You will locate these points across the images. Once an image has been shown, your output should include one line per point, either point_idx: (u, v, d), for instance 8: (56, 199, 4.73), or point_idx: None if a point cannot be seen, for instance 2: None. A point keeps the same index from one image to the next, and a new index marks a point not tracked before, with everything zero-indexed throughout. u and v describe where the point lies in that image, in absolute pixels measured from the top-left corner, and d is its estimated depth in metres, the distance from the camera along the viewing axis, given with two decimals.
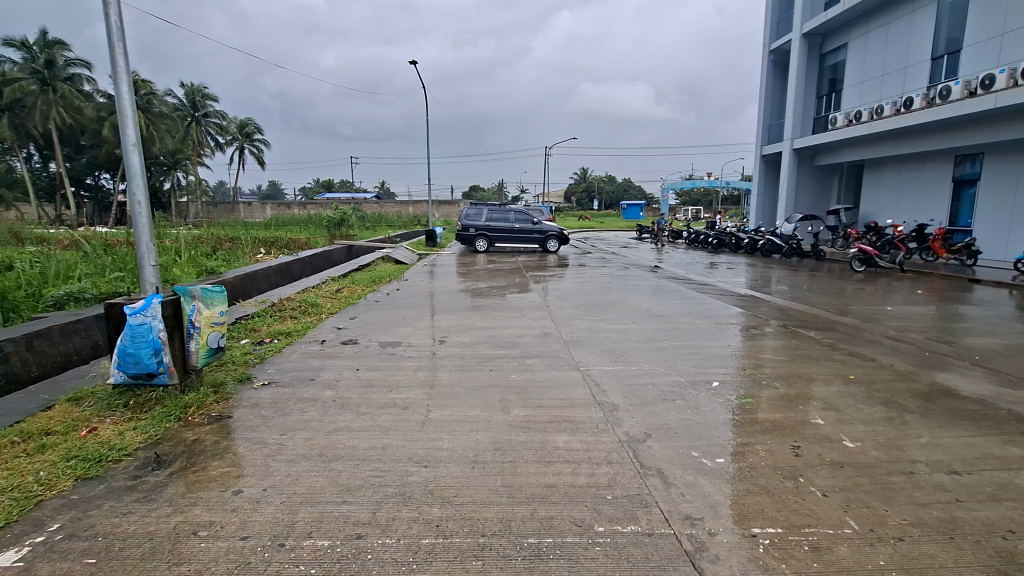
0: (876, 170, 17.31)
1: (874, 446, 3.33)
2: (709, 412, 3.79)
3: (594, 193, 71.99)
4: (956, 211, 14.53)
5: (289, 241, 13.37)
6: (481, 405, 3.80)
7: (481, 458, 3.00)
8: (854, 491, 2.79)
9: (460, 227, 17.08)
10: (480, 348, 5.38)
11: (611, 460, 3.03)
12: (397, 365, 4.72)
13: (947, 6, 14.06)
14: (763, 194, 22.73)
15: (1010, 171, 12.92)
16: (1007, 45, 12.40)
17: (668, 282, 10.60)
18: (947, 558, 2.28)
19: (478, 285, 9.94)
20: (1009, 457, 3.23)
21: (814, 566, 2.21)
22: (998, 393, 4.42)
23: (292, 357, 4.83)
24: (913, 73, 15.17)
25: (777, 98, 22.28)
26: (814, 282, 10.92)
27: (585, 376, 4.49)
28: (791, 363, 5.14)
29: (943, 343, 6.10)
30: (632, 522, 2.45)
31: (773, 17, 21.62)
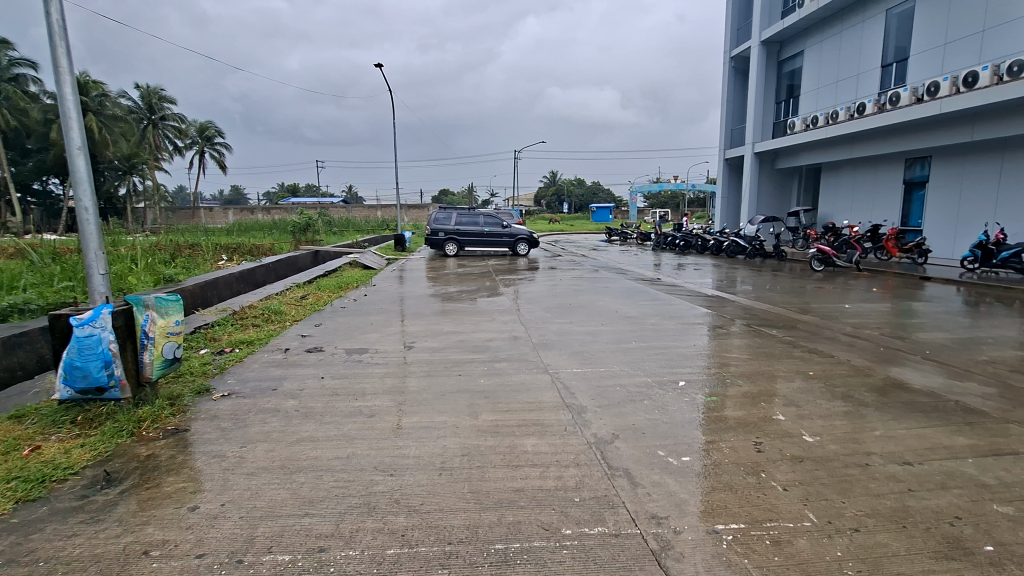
0: (833, 173, 17.98)
1: (833, 440, 3.44)
2: (675, 411, 3.85)
3: (564, 197, 72.62)
4: (907, 211, 15.19)
5: (253, 247, 13.04)
6: (450, 411, 3.77)
7: (449, 465, 2.97)
8: (813, 484, 2.88)
9: (429, 231, 16.94)
10: (449, 353, 5.34)
11: (579, 462, 3.05)
12: (363, 372, 4.65)
13: (894, 17, 14.76)
14: (727, 197, 23.33)
15: (956, 173, 13.60)
16: (950, 54, 13.09)
17: (637, 284, 10.74)
18: (899, 546, 2.36)
19: (448, 289, 9.86)
20: (957, 446, 3.38)
21: (776, 560, 2.25)
22: (947, 385, 4.63)
23: (254, 367, 4.70)
24: (865, 80, 15.85)
25: (738, 103, 22.93)
26: (777, 282, 11.25)
27: (553, 379, 4.51)
28: (755, 361, 5.28)
29: (897, 338, 6.37)
30: (600, 523, 2.46)
31: (733, 25, 22.28)
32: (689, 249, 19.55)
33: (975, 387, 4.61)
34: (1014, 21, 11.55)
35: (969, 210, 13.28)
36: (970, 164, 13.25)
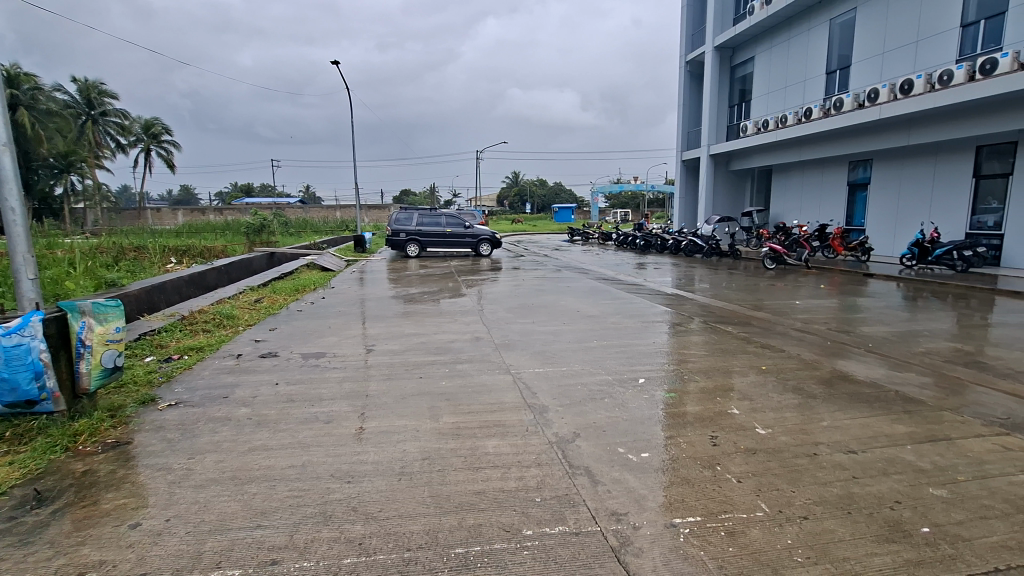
0: (783, 175, 18.73)
1: (783, 432, 3.57)
2: (635, 408, 3.91)
3: (527, 198, 73.00)
4: (851, 211, 15.97)
5: (204, 249, 12.51)
6: (411, 414, 3.71)
7: (408, 470, 2.92)
8: (764, 475, 2.97)
9: (390, 232, 16.69)
10: (411, 355, 5.27)
11: (540, 462, 3.06)
12: (321, 377, 4.52)
13: (838, 26, 15.50)
14: (684, 197, 23.97)
15: (895, 175, 14.38)
16: (887, 62, 13.83)
17: (598, 283, 10.89)
18: (845, 532, 2.47)
19: (410, 291, 9.72)
20: (897, 434, 3.57)
21: (730, 551, 2.31)
22: (887, 376, 4.89)
23: (204, 374, 4.49)
24: (811, 85, 16.57)
25: (694, 106, 23.58)
26: (732, 280, 11.61)
27: (515, 379, 4.51)
28: (712, 357, 5.43)
29: (843, 332, 6.68)
30: (560, 523, 2.46)
31: (687, 30, 22.92)
32: (649, 249, 19.96)
33: (913, 378, 4.88)
34: (945, 33, 12.31)
35: (907, 210, 14.08)
36: (906, 167, 14.04)
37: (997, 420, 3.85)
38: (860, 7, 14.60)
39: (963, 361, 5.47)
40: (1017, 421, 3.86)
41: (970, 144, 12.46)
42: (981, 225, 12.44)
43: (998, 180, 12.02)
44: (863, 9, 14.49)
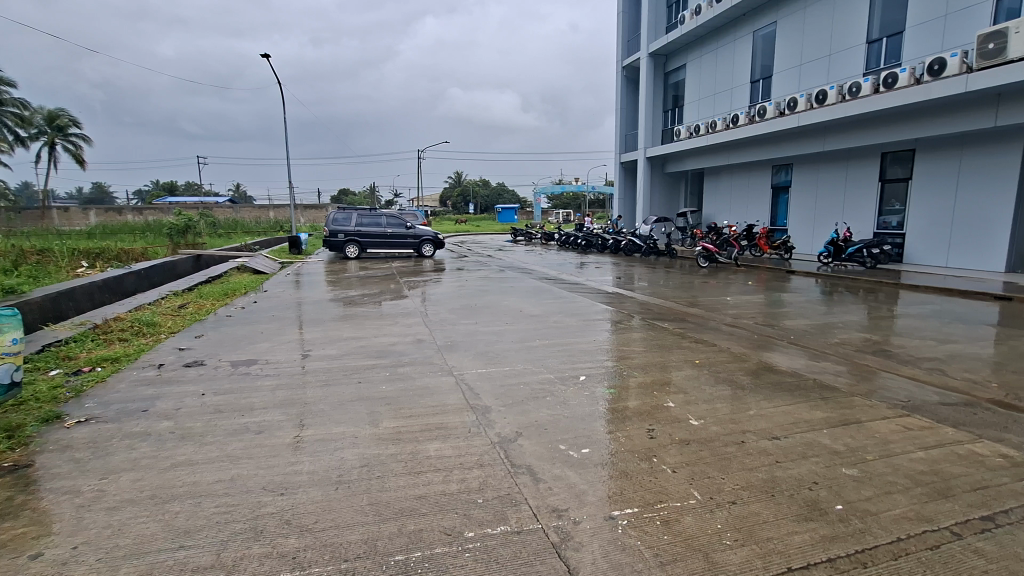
0: (713, 177, 19.69)
1: (714, 422, 3.75)
2: (576, 405, 3.99)
3: (470, 198, 72.84)
4: (775, 212, 17.03)
5: (120, 252, 11.59)
6: (349, 420, 3.60)
7: (346, 478, 2.83)
8: (698, 465, 3.11)
9: (328, 232, 16.15)
10: (349, 360, 5.12)
11: (482, 463, 3.05)
12: (252, 386, 4.28)
13: (760, 38, 16.51)
14: (623, 198, 24.72)
15: (813, 178, 15.44)
16: (805, 73, 14.84)
17: (541, 283, 11.00)
18: (769, 514, 2.63)
19: (349, 293, 9.46)
20: (815, 419, 3.84)
21: (665, 539, 2.40)
22: (807, 366, 5.25)
23: (120, 388, 4.15)
24: (737, 93, 17.53)
25: (630, 110, 24.34)
26: (669, 278, 12.07)
27: (458, 381, 4.47)
28: (649, 352, 5.63)
29: (768, 326, 7.12)
30: (502, 523, 2.47)
31: (624, 36, 23.63)
32: (589, 248, 20.43)
33: (829, 366, 5.27)
34: (853, 48, 13.38)
35: (824, 211, 15.17)
36: (822, 171, 15.13)
37: (899, 403, 4.23)
38: (779, 21, 15.60)
39: (872, 350, 5.96)
40: (917, 403, 4.25)
41: (876, 151, 13.60)
42: (887, 225, 13.62)
43: (900, 185, 13.20)
44: (782, 23, 15.50)
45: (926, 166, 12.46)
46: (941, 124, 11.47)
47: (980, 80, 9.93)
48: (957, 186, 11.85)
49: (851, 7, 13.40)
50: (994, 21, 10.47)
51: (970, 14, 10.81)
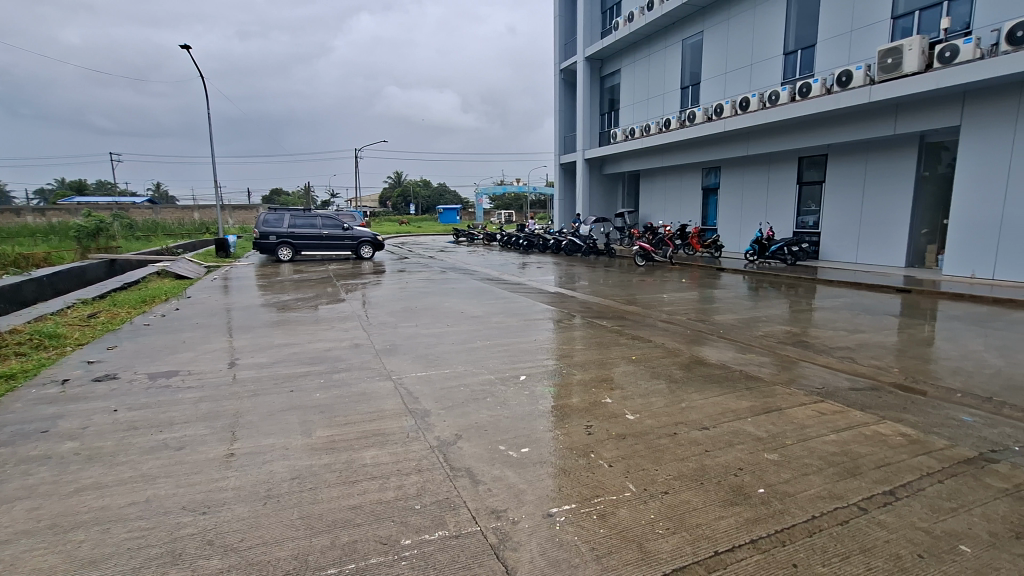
0: (649, 178, 20.41)
1: (649, 416, 3.88)
2: (515, 405, 4.01)
3: (411, 198, 71.62)
4: (706, 212, 17.90)
5: (18, 258, 10.52)
6: (281, 431, 3.45)
7: (275, 492, 2.70)
8: (632, 458, 3.21)
9: (258, 234, 15.41)
10: (281, 367, 4.91)
11: (421, 468, 3.00)
12: (171, 400, 3.99)
13: (689, 47, 17.28)
14: (563, 198, 25.14)
15: (739, 180, 16.34)
16: (730, 81, 15.67)
17: (482, 284, 10.98)
18: (698, 501, 2.75)
19: (282, 298, 9.05)
20: (741, 408, 4.06)
21: (601, 533, 2.46)
22: (735, 358, 5.55)
23: (15, 408, 3.76)
24: (669, 99, 18.27)
25: (568, 113, 24.82)
26: (608, 277, 12.40)
27: (396, 386, 4.38)
28: (589, 350, 5.75)
29: (700, 321, 7.47)
30: (439, 528, 2.44)
31: (560, 40, 24.06)
32: (531, 248, 20.64)
33: (754, 358, 5.59)
34: (772, 59, 14.30)
35: (749, 212, 16.08)
36: (747, 173, 16.04)
37: (815, 390, 4.56)
38: (706, 31, 16.40)
39: (792, 341, 6.38)
40: (830, 389, 4.59)
41: (794, 155, 14.58)
42: (804, 225, 14.61)
43: (816, 187, 14.22)
44: (708, 33, 16.29)
45: (837, 171, 13.50)
46: (850, 131, 12.47)
47: (881, 91, 10.88)
48: (864, 188, 12.91)
49: (770, 21, 14.29)
50: (891, 38, 11.50)
51: (872, 32, 11.82)
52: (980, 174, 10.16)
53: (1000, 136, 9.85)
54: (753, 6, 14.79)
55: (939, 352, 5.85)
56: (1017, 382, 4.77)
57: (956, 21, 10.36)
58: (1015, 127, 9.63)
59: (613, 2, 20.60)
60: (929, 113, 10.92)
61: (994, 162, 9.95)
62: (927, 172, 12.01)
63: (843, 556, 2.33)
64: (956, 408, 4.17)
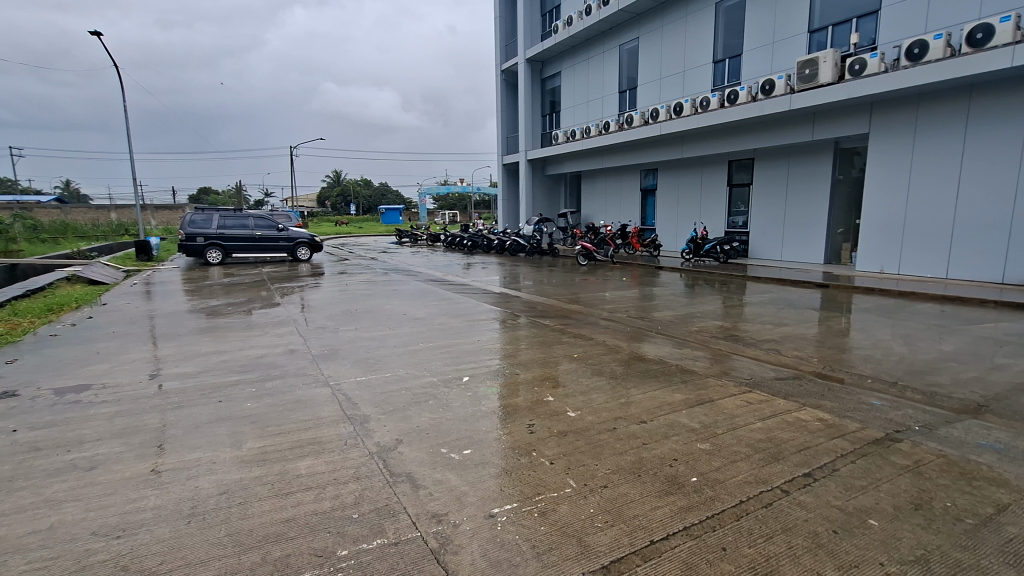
0: (590, 180, 20.86)
1: (589, 412, 3.96)
2: (458, 407, 3.99)
3: (351, 198, 69.60)
4: (645, 213, 18.52)
5: None
6: (209, 444, 3.26)
7: (200, 509, 2.55)
8: (573, 454, 3.27)
9: (184, 235, 14.50)
10: (209, 377, 4.64)
11: (358, 476, 2.92)
12: (81, 417, 3.67)
13: (626, 52, 17.80)
14: (507, 199, 25.25)
15: (675, 182, 17.00)
16: (665, 86, 16.26)
17: (426, 285, 10.83)
18: (635, 493, 2.83)
19: (210, 303, 8.54)
20: (676, 401, 4.23)
21: (542, 530, 2.49)
22: (671, 353, 5.78)
23: None
24: (608, 102, 18.75)
25: (510, 113, 24.95)
26: (551, 277, 12.56)
27: (334, 392, 4.24)
28: (532, 349, 5.80)
29: (640, 318, 7.72)
30: (378, 536, 2.39)
31: (501, 41, 24.14)
32: (476, 249, 20.61)
33: (690, 352, 5.84)
34: (702, 67, 14.99)
35: (685, 212, 16.78)
36: (682, 175, 16.73)
37: (744, 380, 4.82)
38: (641, 38, 16.95)
39: (724, 335, 6.72)
40: (757, 379, 4.88)
41: (725, 158, 15.34)
42: (735, 224, 15.42)
43: (745, 189, 15.04)
44: (643, 40, 16.85)
45: (763, 174, 14.35)
46: (773, 136, 13.28)
47: (801, 100, 11.63)
48: (787, 191, 13.78)
49: (700, 30, 14.97)
50: (809, 50, 12.34)
51: (791, 43, 12.63)
52: (886, 178, 11.11)
53: (902, 143, 10.81)
54: (684, 15, 15.43)
55: (853, 342, 6.33)
56: (918, 367, 5.25)
57: (864, 36, 11.24)
58: (914, 136, 10.59)
59: (552, 5, 20.89)
60: (841, 121, 11.81)
61: (897, 167, 10.91)
62: (842, 176, 12.97)
63: (768, 537, 2.47)
64: (867, 393, 4.54)
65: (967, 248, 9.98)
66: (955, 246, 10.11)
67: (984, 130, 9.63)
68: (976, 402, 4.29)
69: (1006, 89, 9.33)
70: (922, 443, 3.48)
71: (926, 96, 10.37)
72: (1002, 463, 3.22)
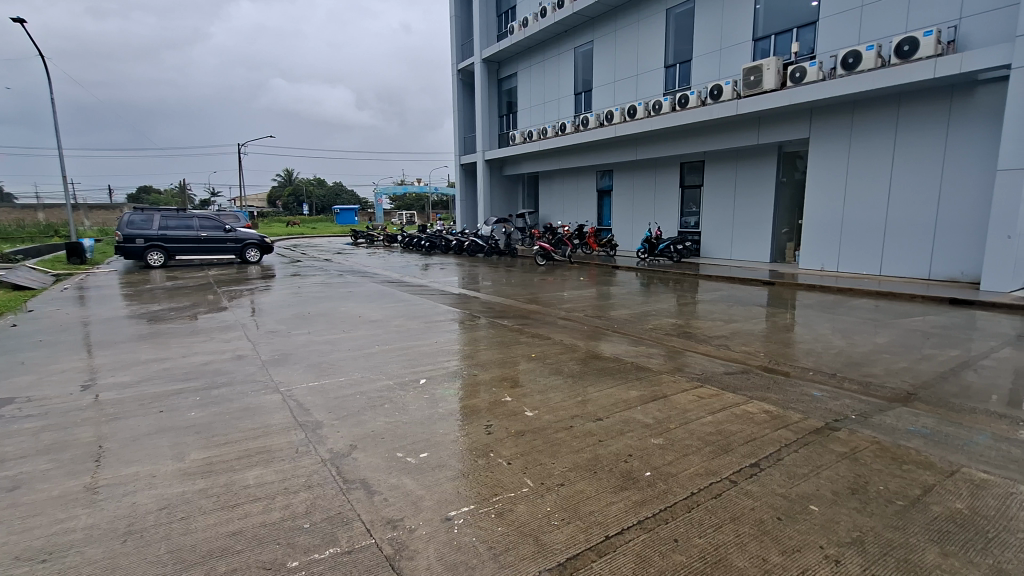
0: (547, 180, 21.04)
1: (547, 412, 3.99)
2: (415, 410, 3.94)
3: (305, 198, 67.53)
4: (602, 213, 18.85)
5: None
6: (148, 457, 3.08)
7: (138, 526, 2.41)
8: (530, 454, 3.28)
9: (121, 237, 13.68)
10: (150, 385, 4.40)
11: (310, 484, 2.83)
12: (3, 433, 3.40)
13: (581, 55, 18.06)
14: (465, 199, 25.14)
15: (630, 183, 17.37)
16: (619, 89, 16.59)
17: (383, 287, 10.62)
18: (592, 490, 2.87)
19: (151, 308, 8.09)
20: (631, 398, 4.32)
21: (499, 530, 2.48)
22: (627, 351, 5.89)
23: None
24: (564, 104, 18.96)
25: (467, 113, 24.86)
26: (510, 277, 12.59)
27: (285, 398, 4.10)
28: (491, 350, 5.79)
29: (596, 317, 7.83)
30: (330, 545, 2.32)
31: (457, 40, 24.03)
32: (434, 250, 20.41)
33: (645, 350, 5.98)
34: (655, 71, 15.39)
35: (639, 212, 17.18)
36: (637, 177, 17.11)
37: (696, 376, 4.98)
38: (595, 41, 17.24)
39: (677, 332, 6.91)
40: (708, 374, 5.05)
41: (677, 160, 15.79)
42: (687, 225, 15.90)
43: (696, 191, 15.53)
44: (598, 43, 17.14)
45: (713, 176, 14.85)
46: (722, 139, 13.77)
47: (746, 105, 12.11)
48: (735, 192, 14.32)
49: (652, 36, 15.36)
50: (753, 58, 12.87)
51: (737, 50, 13.14)
52: (825, 180, 11.73)
53: (838, 148, 11.44)
54: (637, 21, 15.79)
55: (797, 336, 6.64)
56: (855, 359, 5.56)
57: (804, 45, 11.83)
58: (850, 140, 11.23)
59: (508, 6, 20.95)
60: (784, 125, 12.37)
61: (835, 169, 11.52)
62: (786, 178, 13.59)
63: (717, 527, 2.56)
64: (809, 385, 4.77)
65: (898, 246, 10.65)
66: (888, 244, 10.78)
67: (911, 135, 10.31)
68: (906, 391, 4.58)
69: (930, 97, 10.03)
70: (858, 431, 3.68)
71: (860, 104, 11.01)
72: (928, 447, 3.45)
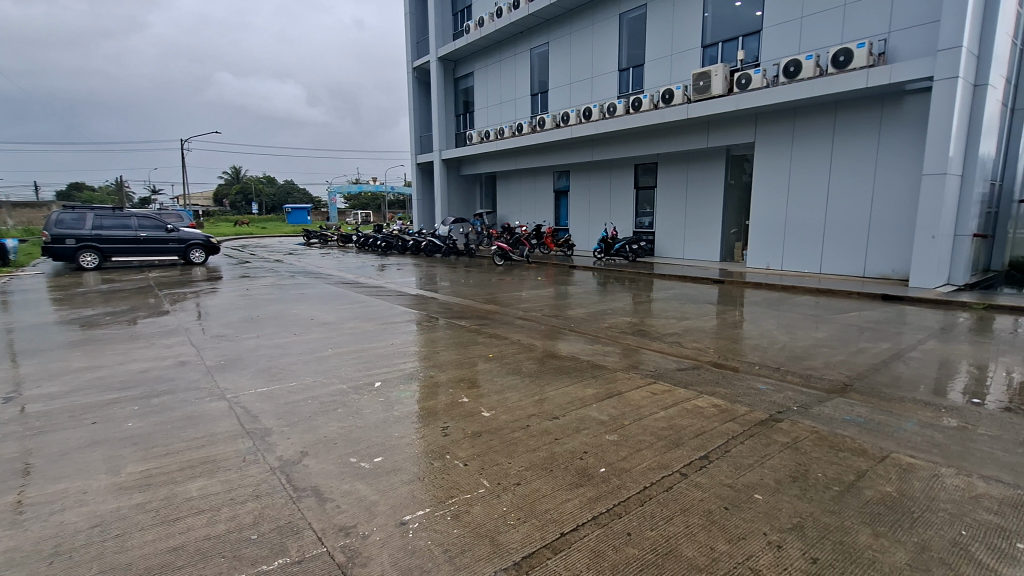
0: (505, 181, 21.08)
1: (504, 412, 4.00)
2: (369, 413, 3.86)
3: (254, 197, 64.99)
4: (559, 214, 19.07)
5: None
6: (79, 472, 2.89)
7: (67, 546, 2.26)
8: (487, 454, 3.28)
9: (49, 237, 12.77)
10: (82, 395, 4.13)
11: (258, 494, 2.74)
12: None
13: (537, 56, 18.18)
14: (422, 199, 24.86)
15: (586, 184, 17.64)
16: (575, 90, 16.81)
17: (337, 289, 10.37)
18: (548, 488, 2.90)
19: (83, 313, 7.58)
20: (587, 396, 4.38)
21: (454, 532, 2.47)
22: (583, 350, 5.97)
23: None
24: (521, 105, 19.04)
25: (423, 112, 24.60)
26: (468, 278, 12.54)
27: (232, 405, 3.94)
28: (448, 350, 5.75)
29: (554, 316, 7.92)
30: (279, 556, 2.25)
31: (412, 38, 23.74)
32: (390, 250, 20.08)
33: (601, 348, 6.08)
34: (609, 74, 15.69)
35: (596, 212, 17.47)
36: (593, 177, 17.38)
37: (649, 373, 5.11)
38: (551, 43, 17.41)
39: (632, 330, 7.06)
40: (661, 371, 5.19)
41: (631, 162, 16.15)
42: (642, 225, 16.29)
43: (650, 192, 15.94)
44: (554, 45, 17.31)
45: (666, 177, 15.26)
46: (673, 143, 14.19)
47: (696, 109, 12.53)
48: (687, 194, 14.78)
49: (606, 39, 15.65)
50: (702, 64, 13.31)
51: (687, 56, 13.56)
52: (770, 183, 12.27)
53: (781, 152, 11.99)
54: (591, 24, 16.04)
55: (744, 332, 6.92)
56: (797, 353, 5.85)
57: (749, 53, 12.32)
58: (792, 145, 11.79)
59: (463, 5, 20.86)
60: (732, 130, 12.86)
61: (779, 172, 12.07)
62: (733, 180, 14.12)
63: (668, 519, 2.63)
64: (755, 379, 4.98)
65: (836, 246, 11.28)
66: (827, 244, 11.39)
67: (847, 141, 10.94)
68: (842, 382, 4.85)
69: (863, 106, 10.68)
70: (800, 422, 3.88)
71: (801, 110, 11.57)
72: (862, 434, 3.67)
